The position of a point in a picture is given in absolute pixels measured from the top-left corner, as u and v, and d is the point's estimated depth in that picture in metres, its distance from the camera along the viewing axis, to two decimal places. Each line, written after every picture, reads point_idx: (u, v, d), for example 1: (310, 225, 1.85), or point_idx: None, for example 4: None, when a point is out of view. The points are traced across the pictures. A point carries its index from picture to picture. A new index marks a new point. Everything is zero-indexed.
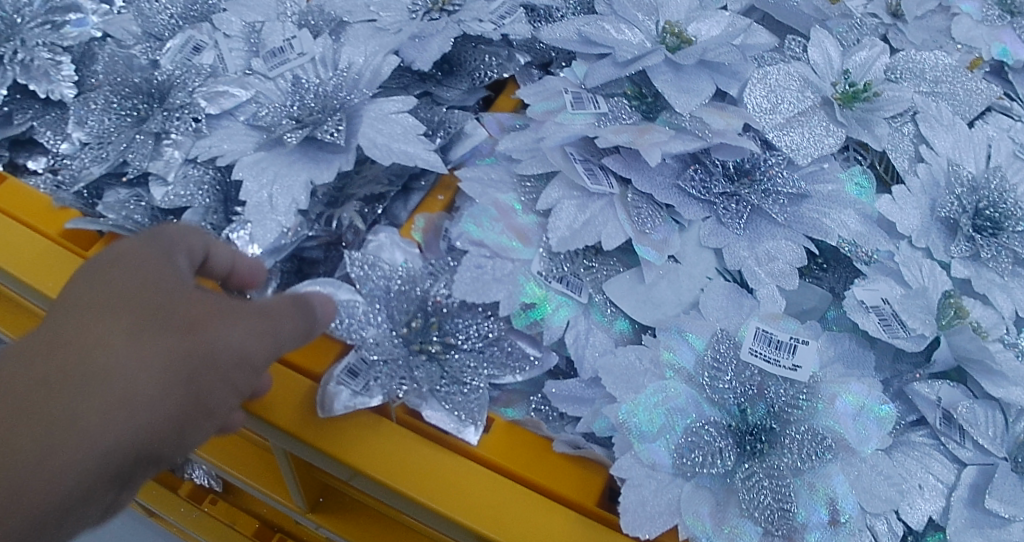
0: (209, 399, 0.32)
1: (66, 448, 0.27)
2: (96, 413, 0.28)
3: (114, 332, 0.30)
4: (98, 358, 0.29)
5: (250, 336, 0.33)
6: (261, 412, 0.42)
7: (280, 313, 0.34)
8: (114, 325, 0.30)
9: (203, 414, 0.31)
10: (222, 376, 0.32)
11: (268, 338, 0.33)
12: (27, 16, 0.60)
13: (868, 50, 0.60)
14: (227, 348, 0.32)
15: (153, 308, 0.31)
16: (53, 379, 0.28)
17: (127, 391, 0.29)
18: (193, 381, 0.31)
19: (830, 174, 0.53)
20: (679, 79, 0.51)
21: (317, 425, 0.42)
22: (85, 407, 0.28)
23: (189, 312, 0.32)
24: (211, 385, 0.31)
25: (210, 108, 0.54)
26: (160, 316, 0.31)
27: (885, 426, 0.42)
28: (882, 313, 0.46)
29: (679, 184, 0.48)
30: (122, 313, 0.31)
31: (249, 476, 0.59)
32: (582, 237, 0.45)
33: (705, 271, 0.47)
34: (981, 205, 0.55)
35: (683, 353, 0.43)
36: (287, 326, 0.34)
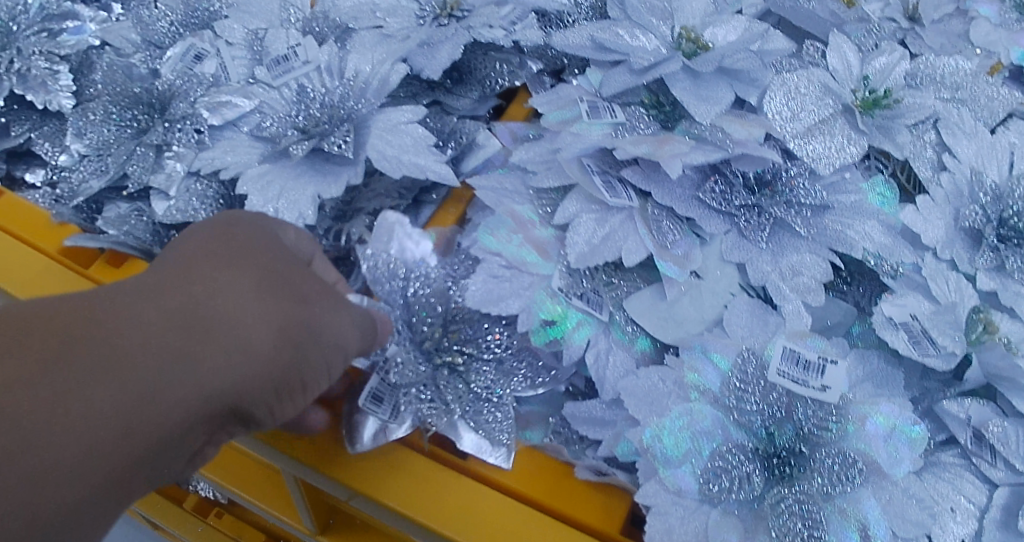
0: (311, 373, 0.37)
1: (198, 379, 0.32)
2: (223, 356, 0.33)
3: (240, 291, 0.35)
4: (227, 311, 0.34)
5: (352, 325, 0.38)
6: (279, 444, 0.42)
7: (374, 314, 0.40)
8: (243, 286, 0.36)
9: (300, 384, 0.37)
10: (321, 351, 0.37)
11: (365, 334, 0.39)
12: (23, 23, 0.58)
13: (888, 55, 0.58)
14: (335, 332, 0.37)
15: (274, 278, 0.37)
16: (190, 321, 0.33)
17: (250, 339, 0.34)
18: (298, 351, 0.36)
19: (852, 185, 0.52)
20: (698, 87, 0.50)
21: (332, 454, 0.42)
22: (216, 348, 0.33)
23: (306, 293, 0.38)
24: (312, 358, 0.37)
25: (212, 119, 0.52)
26: (282, 288, 0.37)
27: (918, 447, 0.40)
28: (911, 329, 0.45)
29: (699, 196, 0.47)
30: (248, 279, 0.36)
31: (264, 503, 0.57)
32: (602, 252, 0.44)
33: (728, 286, 0.46)
34: (1006, 214, 0.53)
35: (708, 375, 0.41)
36: (376, 327, 0.40)
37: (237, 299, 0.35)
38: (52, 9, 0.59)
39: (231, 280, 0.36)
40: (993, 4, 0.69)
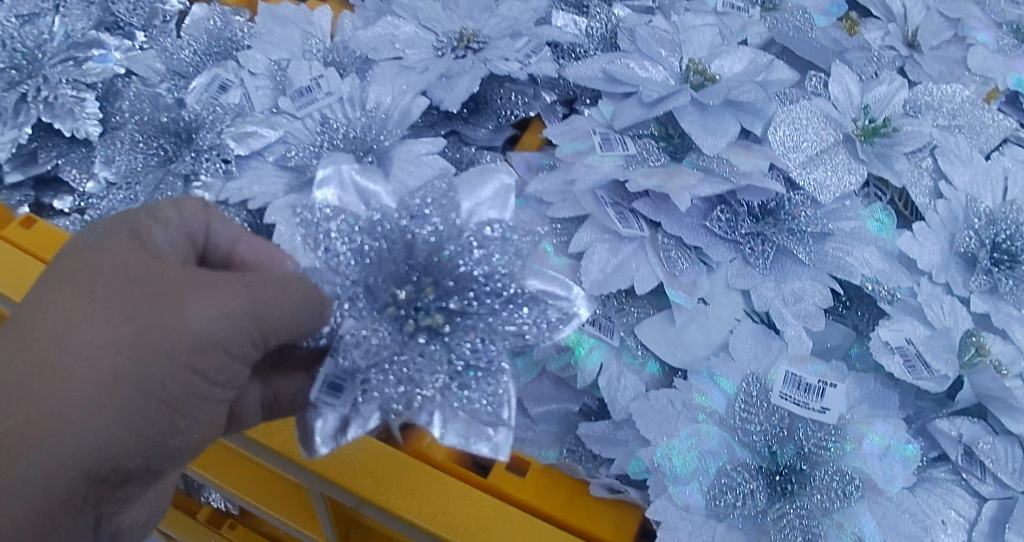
0: (213, 373, 0.38)
1: (106, 407, 0.35)
2: (124, 379, 0.35)
3: (112, 312, 0.36)
4: (111, 333, 0.35)
5: (234, 318, 0.37)
6: (315, 467, 0.45)
7: (278, 284, 0.39)
8: (111, 307, 0.36)
9: (205, 387, 0.38)
10: (211, 356, 0.37)
11: (263, 317, 0.38)
12: (50, 51, 0.61)
13: (888, 85, 0.61)
14: (222, 323, 0.37)
15: (138, 288, 0.37)
16: (81, 351, 0.35)
17: (140, 354, 0.35)
18: (184, 362, 0.36)
19: (852, 212, 0.54)
20: (705, 119, 0.52)
21: (363, 475, 0.45)
22: (114, 373, 0.35)
23: (180, 296, 0.37)
24: (212, 353, 0.37)
25: (240, 149, 0.55)
26: (150, 297, 0.36)
27: (911, 465, 0.43)
28: (907, 353, 0.48)
29: (706, 224, 0.49)
30: (125, 295, 0.36)
31: (267, 506, 0.60)
32: (615, 280, 0.46)
33: (733, 312, 0.48)
34: (998, 238, 0.56)
35: (715, 397, 0.44)
36: (284, 303, 0.39)
37: (108, 322, 0.36)
38: (77, 38, 0.62)
39: (95, 305, 0.36)
40: (990, 31, 0.72)
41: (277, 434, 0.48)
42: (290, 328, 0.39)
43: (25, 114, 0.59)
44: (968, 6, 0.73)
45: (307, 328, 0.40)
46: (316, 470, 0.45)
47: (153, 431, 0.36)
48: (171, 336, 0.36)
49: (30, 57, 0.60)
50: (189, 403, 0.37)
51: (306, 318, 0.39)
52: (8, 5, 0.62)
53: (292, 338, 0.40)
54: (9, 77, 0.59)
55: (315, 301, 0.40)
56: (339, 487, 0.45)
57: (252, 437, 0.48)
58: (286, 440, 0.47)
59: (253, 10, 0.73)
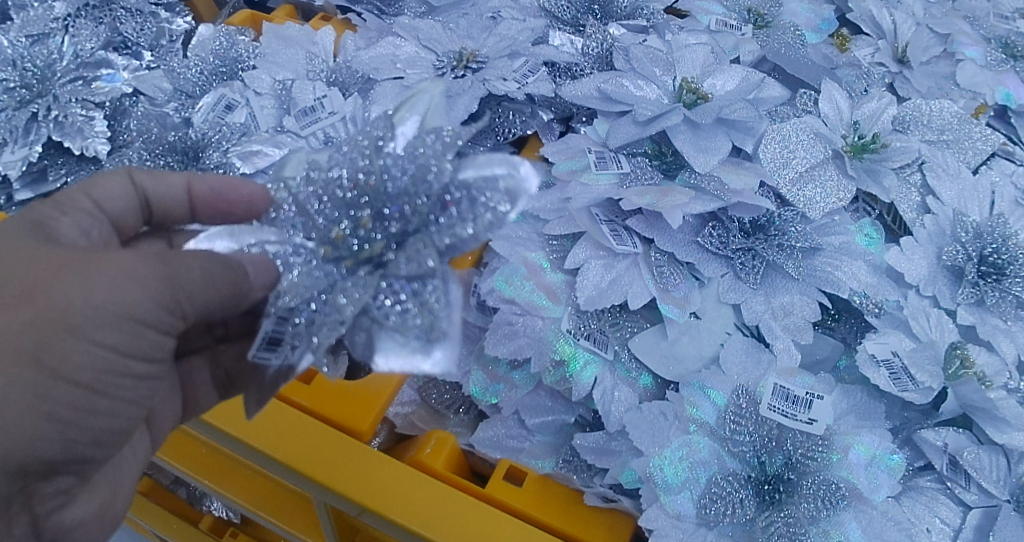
0: (137, 355, 0.38)
1: (28, 391, 0.35)
2: (46, 360, 0.36)
3: (29, 302, 0.36)
4: (32, 316, 0.36)
5: (152, 289, 0.37)
6: (320, 478, 0.47)
7: (189, 259, 0.38)
8: (24, 298, 0.36)
9: (131, 369, 0.38)
10: (131, 341, 0.37)
11: (176, 290, 0.37)
12: (59, 71, 0.62)
13: (877, 101, 0.62)
14: (136, 298, 0.37)
15: (48, 276, 0.36)
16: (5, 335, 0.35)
17: (58, 335, 0.36)
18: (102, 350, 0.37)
19: (841, 226, 0.56)
20: (697, 138, 0.54)
21: (367, 486, 0.46)
22: (36, 354, 0.35)
23: (88, 279, 0.36)
24: (131, 330, 0.37)
25: (246, 167, 0.57)
26: (58, 282, 0.36)
27: (896, 474, 0.44)
28: (893, 366, 0.49)
29: (697, 240, 0.51)
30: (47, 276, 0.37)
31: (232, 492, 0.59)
32: (608, 296, 0.48)
33: (724, 326, 0.50)
34: (985, 251, 0.57)
35: (706, 409, 0.46)
36: (191, 272, 0.38)
37: (26, 317, 0.36)
38: (85, 57, 0.64)
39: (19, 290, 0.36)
40: (979, 46, 0.73)
41: (273, 439, 0.48)
42: (207, 300, 0.38)
43: (35, 132, 0.60)
44: (958, 22, 0.75)
45: (238, 292, 0.39)
46: (322, 482, 0.47)
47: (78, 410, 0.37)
48: (81, 323, 0.36)
49: (41, 76, 0.62)
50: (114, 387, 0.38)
51: (227, 286, 0.39)
52: (17, 26, 0.64)
53: (220, 302, 0.39)
54: (19, 96, 0.60)
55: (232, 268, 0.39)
56: (342, 497, 0.47)
57: (248, 442, 0.49)
58: (281, 445, 0.48)
59: (257, 29, 0.76)
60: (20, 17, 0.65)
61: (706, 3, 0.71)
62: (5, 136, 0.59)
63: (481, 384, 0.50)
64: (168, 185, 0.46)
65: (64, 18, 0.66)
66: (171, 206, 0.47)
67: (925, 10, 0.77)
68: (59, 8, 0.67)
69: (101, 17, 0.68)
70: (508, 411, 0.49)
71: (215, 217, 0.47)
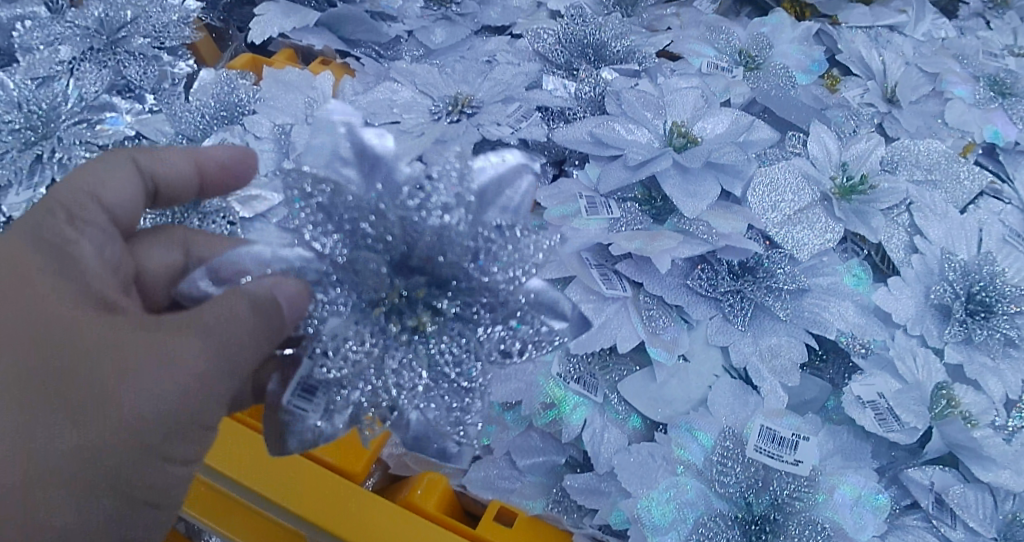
0: (179, 435, 0.39)
1: (76, 453, 0.36)
2: (97, 429, 0.36)
3: (77, 360, 0.37)
4: (88, 381, 0.37)
5: (210, 362, 0.38)
6: (321, 522, 0.49)
7: (237, 325, 0.39)
8: (51, 365, 0.37)
9: (174, 445, 0.39)
10: (168, 419, 0.37)
11: (229, 359, 0.39)
12: (64, 114, 0.65)
13: (865, 143, 0.63)
14: (192, 368, 0.38)
15: (77, 347, 0.37)
16: (62, 395, 0.36)
17: (115, 406, 0.36)
18: (140, 426, 0.37)
19: (829, 267, 0.57)
20: (686, 182, 0.56)
21: (367, 529, 0.48)
22: (85, 422, 0.36)
23: (121, 353, 0.37)
24: (187, 406, 0.38)
25: (245, 211, 0.59)
26: (89, 351, 0.37)
27: (881, 514, 0.47)
28: (879, 407, 0.50)
29: (687, 283, 0.53)
30: (100, 339, 0.37)
31: None
32: (598, 339, 0.50)
33: (713, 368, 0.51)
34: (973, 289, 0.58)
35: (693, 449, 0.48)
36: (240, 337, 0.39)
37: (82, 382, 0.37)
38: (90, 100, 0.66)
39: (68, 347, 0.37)
40: (967, 83, 0.75)
41: (270, 484, 0.50)
42: (247, 357, 0.40)
43: (39, 173, 0.62)
44: (946, 61, 0.76)
45: (275, 336, 0.40)
46: (322, 525, 0.49)
47: (127, 481, 0.38)
48: (117, 401, 0.36)
49: (45, 118, 0.64)
50: (152, 467, 0.38)
51: (264, 330, 0.39)
52: (23, 68, 0.67)
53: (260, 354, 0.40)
54: (24, 137, 0.63)
55: (268, 298, 0.39)
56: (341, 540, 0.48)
57: (244, 485, 0.51)
58: (277, 488, 0.50)
59: (257, 72, 0.78)
60: (25, 60, 0.68)
61: (698, 45, 0.73)
62: (10, 178, 0.61)
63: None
64: (173, 166, 0.46)
65: (69, 61, 0.69)
66: (179, 187, 0.47)
67: (913, 49, 0.79)
68: (64, 51, 0.69)
69: (105, 60, 0.70)
70: (499, 452, 0.51)
71: (222, 189, 0.49)
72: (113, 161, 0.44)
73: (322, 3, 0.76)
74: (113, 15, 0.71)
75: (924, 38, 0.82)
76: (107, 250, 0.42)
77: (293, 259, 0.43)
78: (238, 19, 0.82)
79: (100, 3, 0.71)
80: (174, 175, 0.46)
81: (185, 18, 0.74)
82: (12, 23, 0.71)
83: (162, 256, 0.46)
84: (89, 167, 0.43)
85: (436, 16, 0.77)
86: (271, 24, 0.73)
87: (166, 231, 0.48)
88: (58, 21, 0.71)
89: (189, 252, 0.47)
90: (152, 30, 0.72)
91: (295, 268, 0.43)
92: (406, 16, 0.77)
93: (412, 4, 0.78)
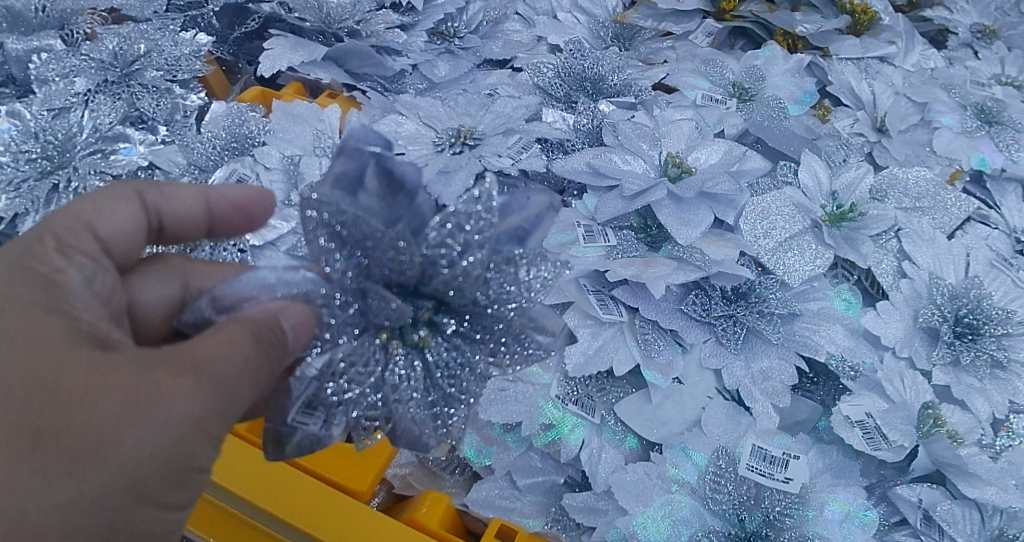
0: (177, 475, 0.38)
1: (70, 491, 0.35)
2: (91, 465, 0.36)
3: (68, 393, 0.36)
4: (80, 418, 0.36)
5: (207, 396, 0.38)
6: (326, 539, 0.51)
7: (235, 355, 0.38)
8: (41, 404, 0.36)
9: (165, 488, 0.38)
10: (160, 460, 0.37)
11: (226, 393, 0.38)
12: (80, 144, 0.68)
13: (855, 170, 0.65)
14: (187, 403, 0.37)
15: (66, 385, 0.37)
16: (55, 432, 0.36)
17: (110, 442, 0.36)
18: (131, 469, 0.36)
19: (820, 292, 0.59)
20: (680, 211, 0.58)
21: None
22: (79, 459, 0.35)
23: (114, 392, 0.36)
24: (183, 440, 0.37)
25: (254, 239, 0.62)
26: (78, 390, 0.36)
27: (870, 529, 0.49)
28: (867, 427, 0.53)
29: (681, 308, 0.56)
30: (92, 372, 0.37)
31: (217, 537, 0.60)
32: (595, 363, 0.53)
33: (706, 390, 0.54)
34: (961, 312, 0.59)
35: (687, 468, 0.51)
36: (234, 367, 0.38)
37: (73, 419, 0.36)
38: (104, 130, 0.69)
39: (61, 380, 0.37)
40: (956, 112, 0.77)
41: (277, 502, 0.52)
42: (242, 391, 0.39)
43: (55, 202, 0.65)
44: (934, 90, 0.79)
45: (274, 359, 0.40)
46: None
47: (124, 518, 0.37)
48: (110, 443, 0.36)
49: (60, 147, 0.68)
50: (144, 512, 0.38)
51: (261, 357, 0.39)
52: (40, 99, 0.70)
53: (258, 385, 0.40)
54: (40, 167, 0.67)
55: (269, 326, 0.39)
56: None
57: (255, 503, 0.53)
58: (286, 504, 0.52)
59: (267, 104, 0.80)
60: (42, 92, 0.71)
61: (693, 78, 0.76)
62: (28, 206, 0.64)
63: (476, 445, 0.54)
64: (179, 202, 0.48)
65: (84, 93, 0.72)
66: (183, 222, 0.49)
67: (903, 79, 0.81)
68: (79, 83, 0.72)
69: (119, 92, 0.73)
70: (500, 472, 0.53)
71: (233, 228, 0.51)
72: (120, 196, 0.46)
73: (329, 38, 0.79)
74: (127, 48, 0.74)
75: (913, 68, 0.84)
76: (96, 280, 0.43)
77: (300, 283, 0.43)
78: (247, 52, 0.85)
79: (115, 37, 0.75)
80: (177, 214, 0.48)
81: (197, 52, 0.77)
82: (30, 55, 0.74)
83: (161, 289, 0.48)
84: (94, 199, 0.45)
85: (440, 49, 0.82)
86: (280, 58, 0.75)
87: (164, 261, 0.49)
88: (73, 54, 0.74)
89: (187, 284, 0.48)
90: (165, 63, 0.75)
91: (301, 292, 0.42)
92: (410, 50, 0.81)
93: (416, 39, 0.82)
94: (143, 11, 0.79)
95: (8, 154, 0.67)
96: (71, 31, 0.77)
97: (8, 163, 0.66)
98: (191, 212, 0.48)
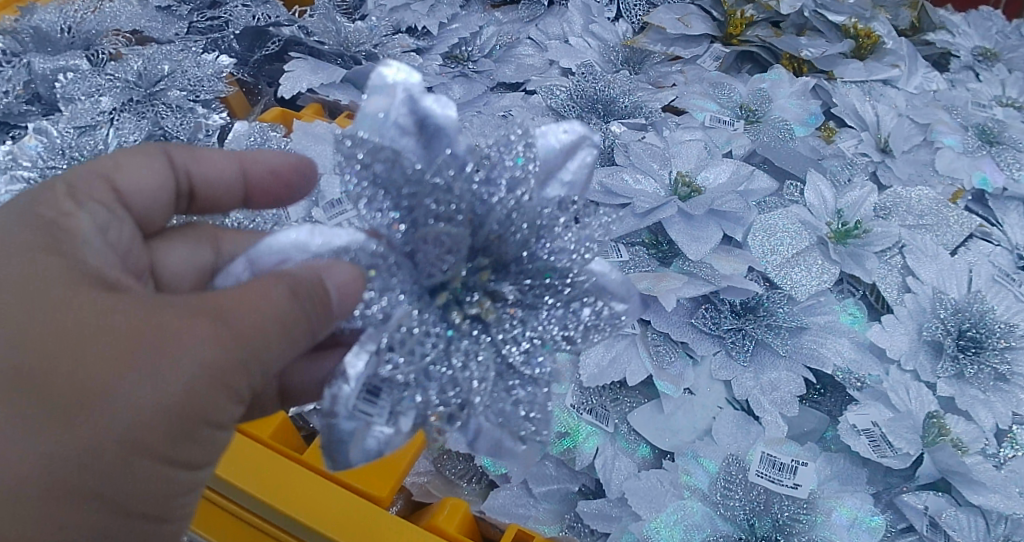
0: (191, 430, 0.37)
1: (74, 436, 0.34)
2: (98, 411, 0.35)
3: (83, 336, 0.36)
4: (93, 362, 0.35)
5: (226, 349, 0.36)
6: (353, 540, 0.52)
7: (264, 310, 0.37)
8: (55, 343, 0.36)
9: (175, 446, 0.37)
10: (171, 413, 0.36)
11: (247, 348, 0.37)
12: None
13: (858, 190, 0.67)
14: (202, 352, 0.36)
15: (80, 326, 0.36)
16: (67, 373, 0.35)
17: (119, 387, 0.35)
18: (139, 420, 0.35)
19: (826, 306, 0.61)
20: (690, 227, 0.60)
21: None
22: (88, 402, 0.35)
23: (127, 337, 0.36)
24: (198, 392, 0.36)
25: None
26: (91, 333, 0.36)
27: (876, 533, 0.51)
28: (872, 435, 0.55)
29: (692, 321, 0.58)
30: (108, 316, 0.36)
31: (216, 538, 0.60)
32: (609, 373, 0.55)
33: (716, 400, 0.56)
34: (963, 326, 0.60)
35: (698, 475, 0.53)
36: (263, 323, 0.37)
37: (84, 362, 0.35)
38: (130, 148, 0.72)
39: (76, 322, 0.36)
40: (957, 133, 0.79)
41: (302, 505, 0.54)
42: (268, 350, 0.37)
43: None
44: (937, 112, 0.81)
45: (310, 319, 0.38)
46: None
47: (131, 468, 0.36)
48: (118, 389, 0.35)
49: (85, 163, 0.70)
50: (152, 465, 0.37)
51: (297, 317, 0.38)
52: (67, 117, 0.73)
53: (288, 346, 0.38)
54: None
55: (310, 284, 0.37)
56: None
57: (279, 508, 0.54)
58: (310, 509, 0.54)
59: (287, 123, 0.83)
60: (68, 110, 0.74)
61: (701, 101, 0.79)
62: None
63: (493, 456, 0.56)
64: (212, 167, 0.49)
65: (109, 111, 0.75)
66: (215, 187, 0.49)
67: (906, 101, 0.84)
68: (105, 101, 0.75)
69: (143, 111, 0.76)
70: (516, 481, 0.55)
71: (270, 196, 0.51)
72: (149, 154, 0.47)
73: (348, 62, 0.82)
74: (151, 69, 0.77)
75: (917, 90, 0.86)
76: (112, 229, 0.44)
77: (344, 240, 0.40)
78: (267, 74, 0.88)
79: (140, 58, 0.78)
80: (208, 178, 0.49)
81: (219, 73, 0.80)
82: (56, 74, 0.77)
83: (189, 254, 0.49)
84: (126, 157, 0.47)
85: (454, 73, 0.85)
86: (300, 80, 0.78)
87: (194, 228, 0.51)
88: (99, 74, 0.77)
89: (217, 249, 0.51)
90: (188, 84, 0.78)
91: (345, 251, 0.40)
92: (426, 72, 0.83)
93: (431, 63, 0.85)
94: (164, 32, 0.84)
95: (36, 169, 0.69)
96: (96, 52, 0.80)
97: (36, 178, 0.68)
98: (222, 173, 0.49)
